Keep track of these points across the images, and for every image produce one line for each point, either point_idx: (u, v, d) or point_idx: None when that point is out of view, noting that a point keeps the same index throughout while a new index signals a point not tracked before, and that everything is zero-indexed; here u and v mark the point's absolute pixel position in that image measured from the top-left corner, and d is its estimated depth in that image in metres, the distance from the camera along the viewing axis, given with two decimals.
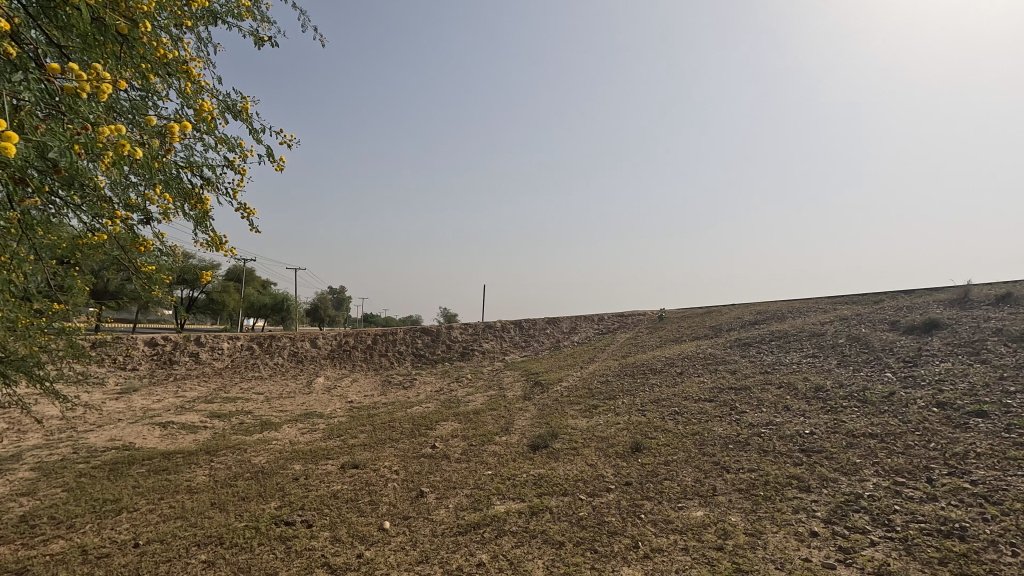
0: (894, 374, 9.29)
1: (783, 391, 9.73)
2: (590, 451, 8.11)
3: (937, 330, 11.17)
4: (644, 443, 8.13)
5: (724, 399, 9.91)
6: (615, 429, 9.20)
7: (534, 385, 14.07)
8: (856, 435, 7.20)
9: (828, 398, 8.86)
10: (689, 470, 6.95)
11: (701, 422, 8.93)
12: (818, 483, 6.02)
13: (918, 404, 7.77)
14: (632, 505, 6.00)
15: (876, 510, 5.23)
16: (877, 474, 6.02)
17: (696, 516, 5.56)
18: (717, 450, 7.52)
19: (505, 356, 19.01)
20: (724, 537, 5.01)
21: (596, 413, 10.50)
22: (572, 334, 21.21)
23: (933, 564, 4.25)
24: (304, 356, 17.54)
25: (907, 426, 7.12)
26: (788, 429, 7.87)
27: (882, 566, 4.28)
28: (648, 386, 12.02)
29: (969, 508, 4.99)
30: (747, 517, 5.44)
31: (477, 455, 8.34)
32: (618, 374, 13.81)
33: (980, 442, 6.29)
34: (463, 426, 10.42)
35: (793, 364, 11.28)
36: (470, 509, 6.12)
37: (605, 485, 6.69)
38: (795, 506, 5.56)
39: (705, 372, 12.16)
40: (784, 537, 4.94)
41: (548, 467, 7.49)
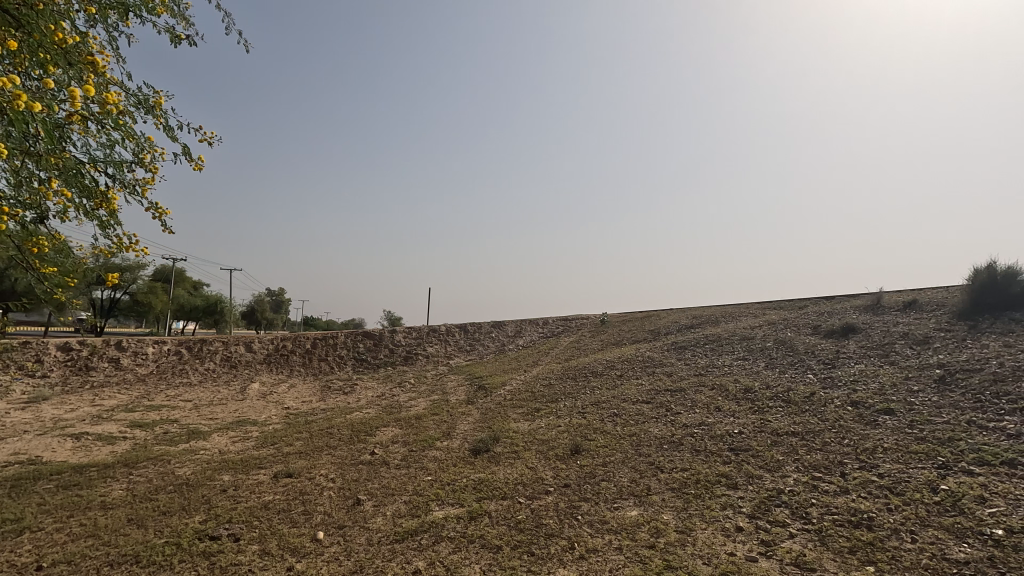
0: (815, 375, 9.90)
1: (715, 392, 10.17)
2: (532, 454, 8.18)
3: (853, 334, 12.01)
4: (584, 445, 8.28)
5: (660, 401, 10.23)
6: (556, 432, 9.33)
7: (478, 389, 14.03)
8: (780, 434, 7.61)
9: (755, 399, 9.34)
10: (626, 470, 7.14)
11: (639, 423, 9.19)
12: (744, 481, 6.33)
13: (835, 403, 8.32)
14: (570, 507, 6.09)
15: (795, 504, 5.55)
16: (797, 470, 6.39)
17: (630, 516, 5.72)
18: (653, 450, 7.77)
19: (449, 360, 18.87)
20: (656, 536, 5.18)
21: (538, 416, 10.59)
22: (517, 338, 21.30)
23: (843, 553, 4.55)
24: (237, 361, 16.74)
25: (824, 425, 7.60)
26: (718, 429, 8.23)
27: (799, 557, 4.53)
28: (589, 389, 12.25)
29: (875, 500, 5.38)
30: (679, 515, 5.64)
31: (417, 461, 8.23)
32: (561, 377, 13.99)
33: (887, 438, 6.79)
34: (405, 431, 10.27)
35: (725, 366, 11.82)
36: (408, 516, 6.01)
37: (544, 487, 6.75)
38: (722, 503, 5.82)
39: (643, 375, 12.52)
40: (711, 533, 5.16)
41: (488, 471, 7.49)
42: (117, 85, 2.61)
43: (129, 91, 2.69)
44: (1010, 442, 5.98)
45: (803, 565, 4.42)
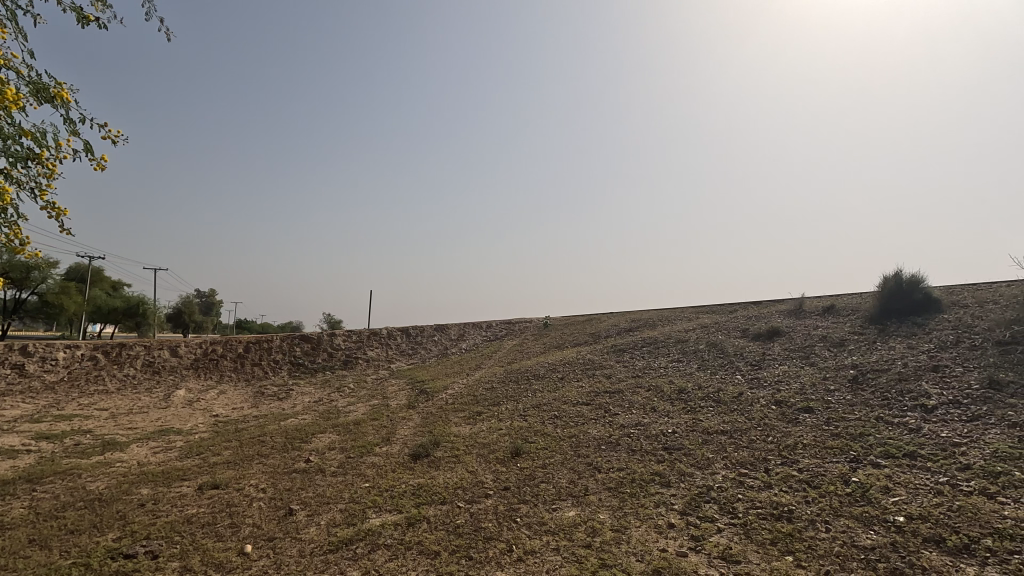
0: (743, 376, 10.42)
1: (651, 393, 10.49)
2: (472, 458, 8.14)
3: (778, 337, 12.73)
4: (524, 448, 8.33)
5: (599, 403, 10.44)
6: (497, 435, 9.33)
7: (419, 393, 13.82)
8: (710, 433, 7.95)
9: (688, 399, 9.71)
10: (565, 472, 7.23)
11: (578, 425, 9.34)
12: (676, 478, 6.57)
13: (760, 402, 8.79)
14: (509, 510, 6.10)
15: (723, 500, 5.81)
16: (724, 467, 6.70)
17: (568, 517, 5.79)
18: (591, 451, 7.92)
19: (390, 364, 18.52)
20: (593, 535, 5.27)
21: (480, 419, 10.56)
22: (460, 342, 21.16)
23: (765, 544, 4.79)
24: (160, 366, 15.73)
25: (751, 423, 8.01)
26: (653, 429, 8.50)
27: (725, 551, 4.74)
28: (531, 392, 12.35)
29: (795, 493, 5.71)
30: (614, 514, 5.77)
31: (354, 468, 8.01)
32: (503, 380, 14.01)
33: (806, 434, 7.24)
34: (343, 437, 9.98)
35: (661, 368, 12.23)
36: (343, 524, 5.83)
37: (483, 491, 6.74)
38: (655, 501, 6.01)
39: (583, 377, 12.75)
40: (645, 530, 5.31)
41: (427, 476, 7.39)
42: (13, 71, 2.41)
43: (27, 78, 2.48)
44: (912, 436, 6.51)
45: (728, 558, 4.63)
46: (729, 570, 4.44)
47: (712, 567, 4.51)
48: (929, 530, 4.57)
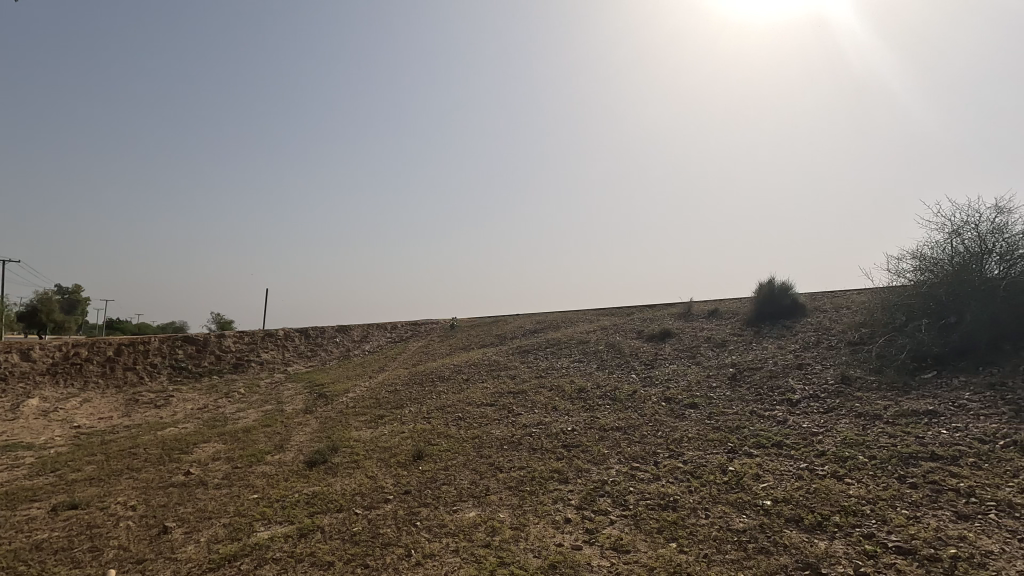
0: (637, 375, 11.02)
1: (553, 393, 10.77)
2: (372, 462, 7.90)
3: (669, 338, 13.61)
4: (426, 450, 8.21)
5: (503, 403, 10.54)
6: (399, 438, 9.13)
7: (318, 397, 13.16)
8: (606, 429, 8.31)
9: (587, 398, 10.09)
10: (467, 473, 7.23)
11: (481, 425, 9.38)
12: (573, 474, 6.79)
13: (652, 399, 9.34)
14: (409, 514, 5.99)
15: (616, 493, 6.09)
16: (618, 462, 7.04)
17: (469, 518, 5.79)
18: (494, 452, 7.98)
19: (286, 367, 17.49)
20: (492, 535, 5.31)
21: (381, 423, 10.27)
22: (363, 343, 20.43)
23: (653, 533, 5.10)
24: (6, 372, 13.68)
25: (643, 419, 8.48)
26: (554, 427, 8.74)
27: (616, 541, 4.98)
28: (435, 393, 12.23)
29: (679, 484, 6.12)
30: (514, 512, 5.85)
31: (242, 478, 7.47)
32: (408, 383, 13.71)
33: (691, 428, 7.80)
34: (230, 446, 9.26)
35: (563, 368, 12.61)
36: (227, 540, 5.41)
37: (382, 496, 6.55)
38: (554, 498, 6.17)
39: (488, 378, 12.82)
40: (542, 526, 5.44)
41: (323, 484, 7.06)
42: None
43: None
44: (779, 427, 7.23)
45: (619, 548, 4.86)
46: (620, 560, 4.66)
47: (604, 558, 4.71)
48: (790, 511, 5.09)
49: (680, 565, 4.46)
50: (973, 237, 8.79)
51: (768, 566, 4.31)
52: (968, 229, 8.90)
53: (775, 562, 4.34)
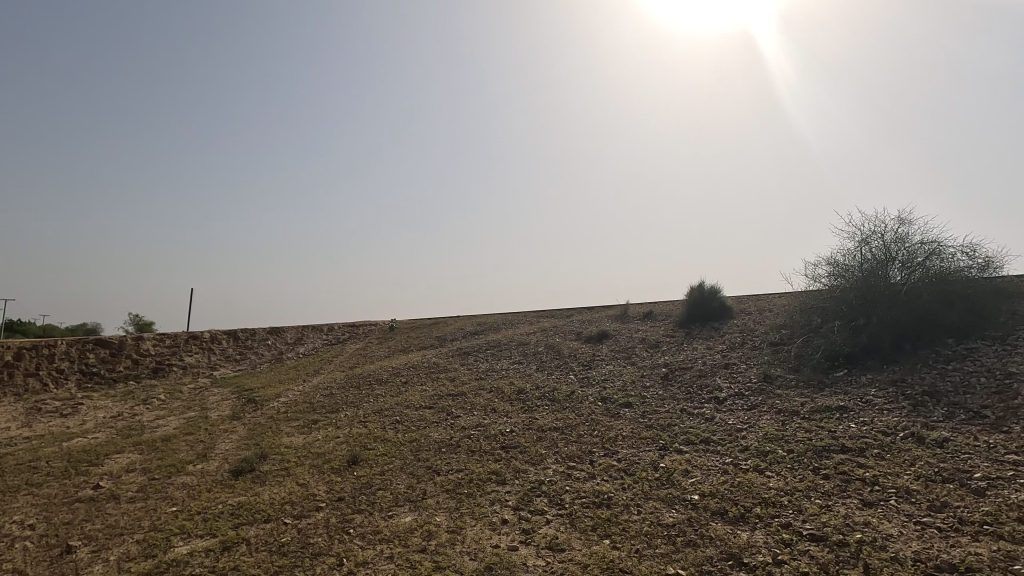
0: (575, 376, 11.20)
1: (492, 394, 10.76)
2: (304, 469, 7.58)
3: (606, 339, 13.94)
4: (362, 455, 7.97)
5: (441, 406, 10.42)
6: (332, 443, 8.82)
7: (246, 402, 12.51)
8: (544, 430, 8.39)
9: (526, 399, 10.15)
10: (403, 477, 7.08)
11: (419, 428, 9.24)
12: (511, 475, 6.80)
13: (589, 399, 9.52)
14: (341, 522, 5.79)
15: (552, 493, 6.15)
16: (555, 461, 7.12)
17: (404, 523, 5.67)
18: (431, 455, 7.86)
19: (212, 371, 16.54)
20: (428, 539, 5.23)
21: (314, 428, 9.90)
22: (297, 345, 19.64)
23: (587, 531, 5.17)
24: None
25: (580, 419, 8.63)
26: (492, 429, 8.73)
27: (552, 540, 5.02)
28: (372, 396, 11.92)
29: (614, 481, 6.25)
30: (450, 515, 5.78)
31: (159, 490, 6.97)
32: (343, 386, 13.28)
33: (625, 427, 8.00)
34: (146, 456, 8.63)
35: (502, 370, 12.63)
36: (140, 557, 5.03)
37: (314, 504, 6.30)
38: (491, 499, 6.15)
39: (428, 380, 12.65)
40: (479, 528, 5.41)
41: (249, 494, 6.70)
42: None
43: None
44: (707, 424, 7.55)
45: (554, 547, 4.90)
46: (555, 559, 4.70)
47: (539, 557, 4.74)
48: (716, 504, 5.31)
49: (613, 561, 4.55)
50: (880, 245, 9.57)
51: (695, 558, 4.47)
52: (875, 238, 9.68)
53: (701, 554, 4.51)
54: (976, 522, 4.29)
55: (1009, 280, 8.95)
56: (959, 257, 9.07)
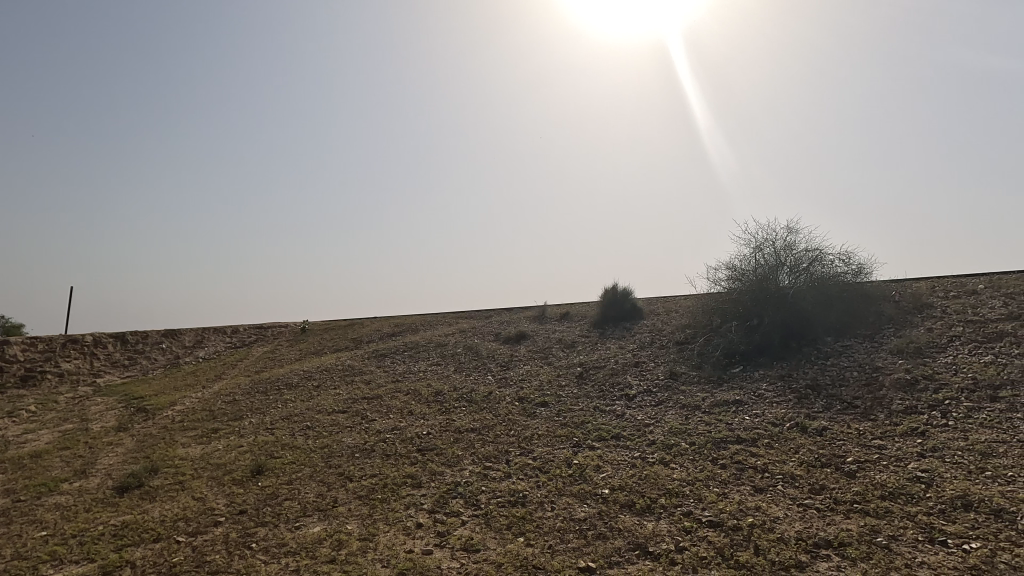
0: (493, 376, 11.24)
1: (409, 397, 10.53)
2: (201, 482, 7.02)
3: (524, 339, 14.11)
4: (267, 464, 7.51)
5: (355, 410, 10.06)
6: (235, 453, 8.25)
7: (135, 412, 11.40)
8: (461, 431, 8.34)
9: (444, 401, 10.04)
10: (312, 485, 6.75)
11: (331, 434, 8.85)
12: (427, 478, 6.68)
13: (506, 399, 9.58)
14: (242, 536, 5.42)
15: (468, 494, 6.11)
16: (472, 462, 7.09)
17: (312, 533, 5.41)
18: (343, 460, 7.56)
19: (94, 379, 14.92)
20: (338, 549, 5.02)
21: (214, 438, 9.20)
22: (196, 349, 18.17)
23: (502, 530, 5.19)
24: None
25: (497, 419, 8.66)
26: (408, 432, 8.54)
27: (467, 542, 4.99)
28: (280, 402, 11.28)
29: (529, 480, 6.33)
30: (362, 522, 5.59)
31: (25, 513, 6.17)
32: (248, 392, 12.45)
33: (541, 426, 8.13)
34: (11, 476, 7.62)
35: (420, 372, 12.42)
36: None
37: (212, 519, 5.86)
38: (406, 504, 6.01)
39: (341, 384, 12.17)
40: (393, 534, 5.27)
41: (136, 511, 6.10)
42: None
43: None
44: (618, 421, 7.85)
45: (469, 548, 4.87)
46: (469, 560, 4.67)
47: (454, 559, 4.69)
48: (625, 497, 5.53)
49: (526, 558, 4.58)
50: (771, 251, 10.41)
51: (604, 550, 4.62)
52: (768, 245, 10.52)
53: (610, 546, 4.67)
54: (847, 501, 4.77)
55: (877, 285, 10.07)
56: (837, 264, 10.09)
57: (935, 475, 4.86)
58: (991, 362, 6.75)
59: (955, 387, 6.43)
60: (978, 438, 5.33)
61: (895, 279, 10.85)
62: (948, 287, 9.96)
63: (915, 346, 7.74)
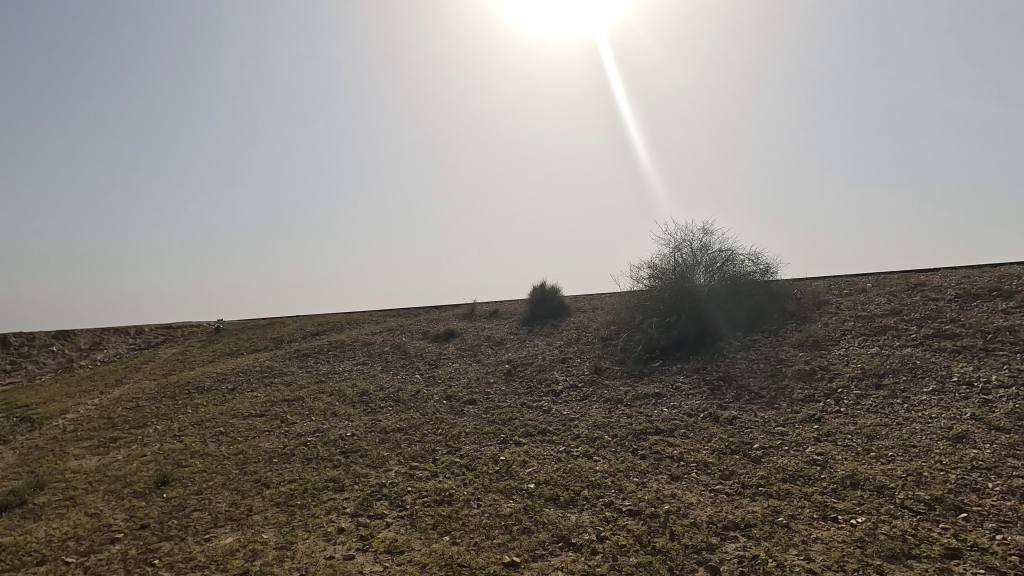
0: (421, 375, 11.06)
1: (332, 398, 10.14)
2: (96, 497, 6.40)
3: (453, 337, 14.00)
4: (174, 473, 6.97)
5: (274, 413, 9.55)
6: (137, 463, 7.60)
7: (18, 422, 10.23)
8: (387, 431, 8.14)
9: (369, 401, 9.75)
10: (225, 494, 6.34)
11: (247, 439, 8.36)
12: (350, 481, 6.46)
13: (434, 398, 9.46)
14: (143, 553, 5.00)
15: (393, 495, 5.96)
16: (398, 463, 6.93)
17: (224, 544, 5.08)
18: (260, 466, 7.16)
19: None
20: (252, 560, 4.74)
21: (113, 447, 8.43)
22: (93, 351, 16.59)
23: (428, 530, 5.11)
24: None
25: (424, 418, 8.52)
26: (331, 434, 8.23)
27: (391, 544, 4.87)
28: (190, 406, 10.52)
29: (455, 478, 6.27)
30: (280, 530, 5.31)
31: None
32: (154, 397, 11.51)
33: (469, 423, 8.10)
34: None
35: (344, 372, 12.00)
36: None
37: (108, 536, 5.36)
38: (327, 508, 5.77)
39: (259, 386, 11.53)
40: (312, 541, 5.05)
41: (17, 533, 5.47)
42: None
43: None
44: (544, 416, 7.95)
45: (393, 550, 4.76)
46: (393, 562, 4.56)
47: (377, 563, 4.56)
48: (550, 491, 5.61)
49: (451, 557, 4.54)
50: (689, 251, 10.94)
51: (529, 544, 4.66)
52: (686, 245, 11.04)
53: (535, 539, 4.71)
54: (753, 485, 5.09)
55: (782, 283, 10.82)
56: (747, 264, 10.75)
57: (829, 458, 5.30)
58: (876, 353, 7.45)
59: (846, 377, 7.04)
60: (865, 422, 5.86)
61: (797, 277, 11.70)
62: (842, 285, 10.87)
63: (814, 339, 8.40)
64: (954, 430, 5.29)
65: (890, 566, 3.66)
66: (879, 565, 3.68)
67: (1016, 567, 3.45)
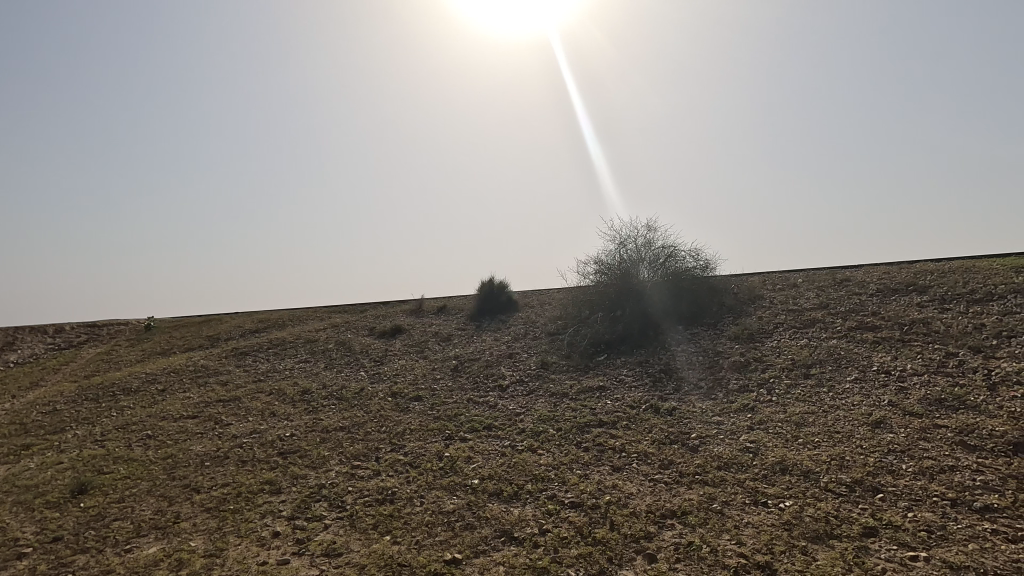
0: (365, 372, 10.74)
1: (271, 397, 9.68)
2: (2, 510, 5.84)
3: (400, 334, 13.70)
4: (93, 481, 6.44)
5: (208, 415, 9.03)
6: (51, 471, 6.99)
7: None
8: (328, 430, 7.84)
9: (311, 400, 9.38)
10: (150, 501, 5.92)
11: (177, 442, 7.86)
12: (287, 483, 6.17)
13: (378, 395, 9.20)
14: (54, 569, 4.58)
15: (332, 496, 5.73)
16: (339, 462, 6.67)
17: (146, 555, 4.72)
18: (190, 471, 6.74)
19: None
20: (177, 570, 4.43)
21: (24, 456, 7.72)
22: (4, 352, 15.23)
23: (368, 530, 4.93)
24: None
25: (368, 416, 8.26)
26: (269, 435, 7.85)
27: (329, 546, 4.66)
28: (114, 409, 9.80)
29: (398, 476, 6.10)
30: (209, 537, 5.00)
31: None
32: (73, 400, 10.65)
33: (414, 420, 7.91)
34: None
35: (285, 370, 11.51)
36: None
37: (13, 551, 4.88)
38: (261, 512, 5.47)
39: (192, 386, 10.89)
40: (244, 546, 4.78)
41: None
42: None
43: None
44: (490, 411, 7.88)
45: (330, 553, 4.56)
46: (330, 565, 4.37)
47: (313, 567, 4.36)
48: (494, 486, 5.54)
49: (391, 557, 4.38)
50: (633, 247, 11.14)
51: (471, 540, 4.57)
52: (630, 241, 11.22)
53: (477, 535, 4.63)
54: (691, 473, 5.20)
55: (720, 279, 11.18)
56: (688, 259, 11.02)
57: (761, 445, 5.48)
58: (806, 345, 7.80)
59: (778, 367, 7.33)
60: (794, 410, 6.11)
61: (734, 273, 12.11)
62: (775, 281, 11.34)
63: (749, 332, 8.71)
64: (873, 416, 5.59)
65: (815, 547, 3.80)
66: (804, 546, 3.82)
67: (925, 542, 3.66)
